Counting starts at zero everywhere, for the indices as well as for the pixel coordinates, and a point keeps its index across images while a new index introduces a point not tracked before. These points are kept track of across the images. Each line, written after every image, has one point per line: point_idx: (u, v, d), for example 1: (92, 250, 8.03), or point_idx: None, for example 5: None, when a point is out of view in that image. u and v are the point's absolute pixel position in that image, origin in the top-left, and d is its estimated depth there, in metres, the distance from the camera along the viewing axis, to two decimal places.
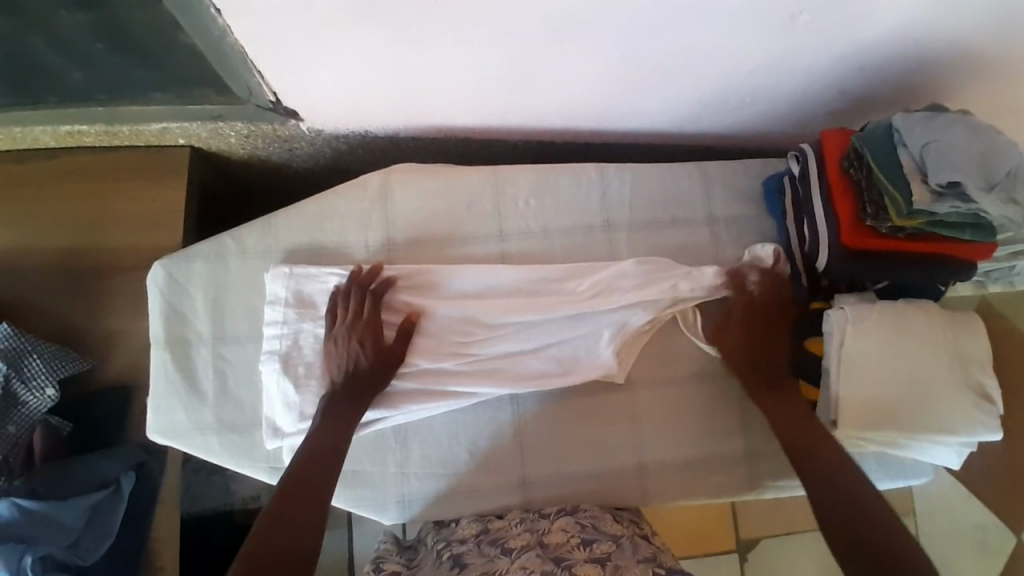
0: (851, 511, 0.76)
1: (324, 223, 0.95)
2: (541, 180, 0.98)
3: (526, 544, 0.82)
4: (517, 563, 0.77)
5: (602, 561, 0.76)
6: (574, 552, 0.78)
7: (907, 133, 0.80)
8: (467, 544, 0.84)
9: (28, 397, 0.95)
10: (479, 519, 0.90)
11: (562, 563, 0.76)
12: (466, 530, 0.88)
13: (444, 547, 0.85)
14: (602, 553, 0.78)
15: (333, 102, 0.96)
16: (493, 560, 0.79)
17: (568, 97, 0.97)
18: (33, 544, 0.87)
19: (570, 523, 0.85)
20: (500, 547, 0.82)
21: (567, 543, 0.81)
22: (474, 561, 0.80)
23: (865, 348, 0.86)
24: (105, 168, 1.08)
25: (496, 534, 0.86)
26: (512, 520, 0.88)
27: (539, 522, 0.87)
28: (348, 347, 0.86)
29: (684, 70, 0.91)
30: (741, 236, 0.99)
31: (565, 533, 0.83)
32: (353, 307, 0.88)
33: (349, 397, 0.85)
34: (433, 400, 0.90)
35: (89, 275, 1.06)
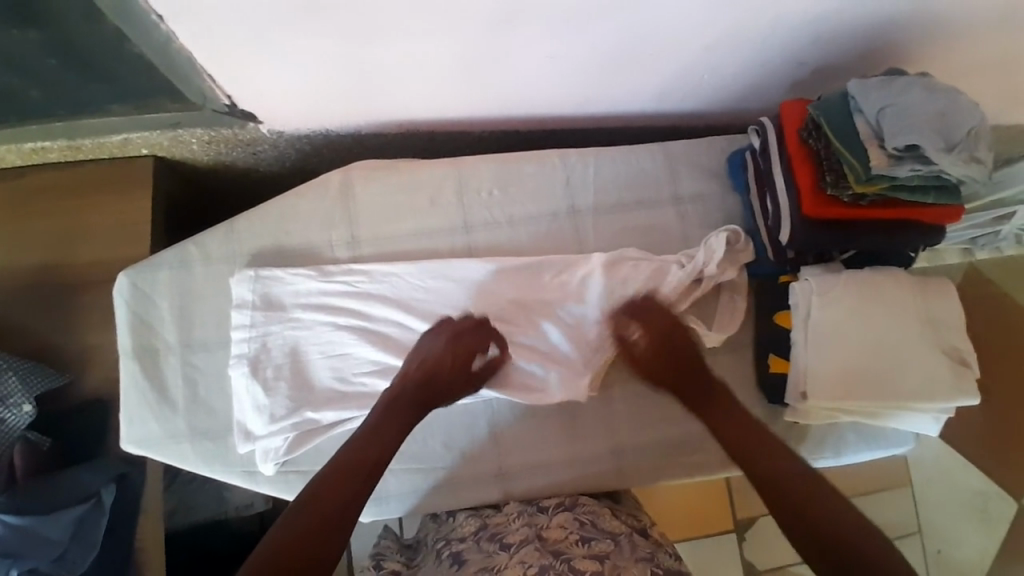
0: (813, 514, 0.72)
1: (289, 226, 0.95)
2: (504, 169, 0.97)
3: (524, 539, 0.79)
4: (515, 559, 0.74)
5: (601, 557, 0.73)
6: (573, 548, 0.75)
7: (862, 99, 0.79)
8: (466, 543, 0.83)
9: (6, 415, 0.94)
10: (476, 515, 0.89)
11: (561, 556, 0.73)
12: (465, 529, 0.86)
13: (444, 546, 0.84)
14: (602, 550, 0.75)
15: (290, 103, 0.96)
16: (491, 557, 0.78)
17: (525, 84, 0.96)
18: (20, 558, 0.87)
19: (569, 520, 0.83)
20: (499, 543, 0.80)
21: (566, 540, 0.78)
22: (474, 559, 0.79)
23: (833, 318, 0.86)
24: (70, 183, 1.08)
25: (495, 530, 0.84)
26: (510, 515, 0.87)
27: (538, 517, 0.86)
28: (432, 356, 0.85)
29: (639, 50, 0.90)
30: (710, 213, 0.98)
31: (564, 529, 0.81)
32: (456, 322, 0.88)
33: (425, 400, 0.84)
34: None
35: (60, 291, 1.06)
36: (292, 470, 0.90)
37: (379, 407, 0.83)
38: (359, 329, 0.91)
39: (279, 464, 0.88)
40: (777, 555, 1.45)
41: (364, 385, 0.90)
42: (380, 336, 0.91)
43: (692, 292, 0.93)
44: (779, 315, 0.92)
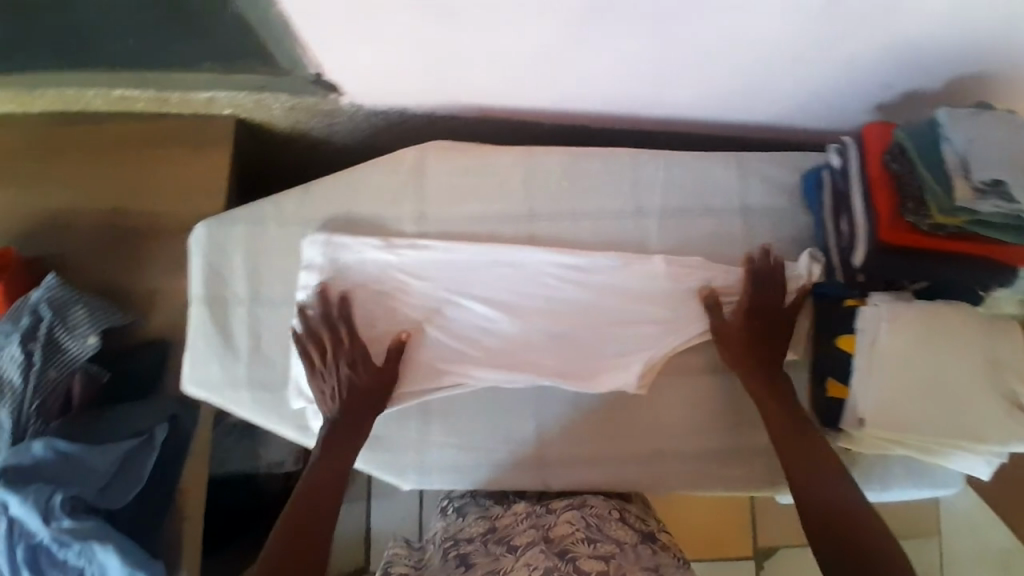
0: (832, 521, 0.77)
1: (360, 195, 0.98)
2: (573, 162, 0.99)
3: (531, 541, 0.81)
4: (520, 561, 0.77)
5: (606, 558, 0.76)
6: (578, 547, 0.79)
7: (950, 128, 0.78)
8: (473, 544, 0.85)
9: (70, 343, 1.00)
10: (486, 518, 0.90)
11: (566, 557, 0.77)
12: (472, 530, 0.89)
13: (451, 547, 0.86)
14: (606, 551, 0.78)
15: (375, 78, 0.98)
16: (498, 559, 0.80)
17: (604, 82, 0.97)
18: (62, 485, 0.91)
19: (576, 518, 0.85)
20: (506, 544, 0.82)
21: (572, 537, 0.81)
22: (480, 561, 0.81)
23: (897, 346, 0.84)
24: (154, 134, 1.13)
25: (502, 533, 0.86)
26: (517, 516, 0.88)
27: (544, 517, 0.87)
28: (345, 376, 0.88)
29: (722, 59, 0.90)
30: (777, 228, 0.97)
31: (570, 527, 0.83)
32: (331, 335, 0.89)
33: (366, 403, 0.88)
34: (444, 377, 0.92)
35: (132, 235, 1.11)
36: None
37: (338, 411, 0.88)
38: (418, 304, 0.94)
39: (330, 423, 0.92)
40: None
41: (420, 358, 0.92)
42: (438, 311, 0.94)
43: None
44: (840, 338, 0.89)
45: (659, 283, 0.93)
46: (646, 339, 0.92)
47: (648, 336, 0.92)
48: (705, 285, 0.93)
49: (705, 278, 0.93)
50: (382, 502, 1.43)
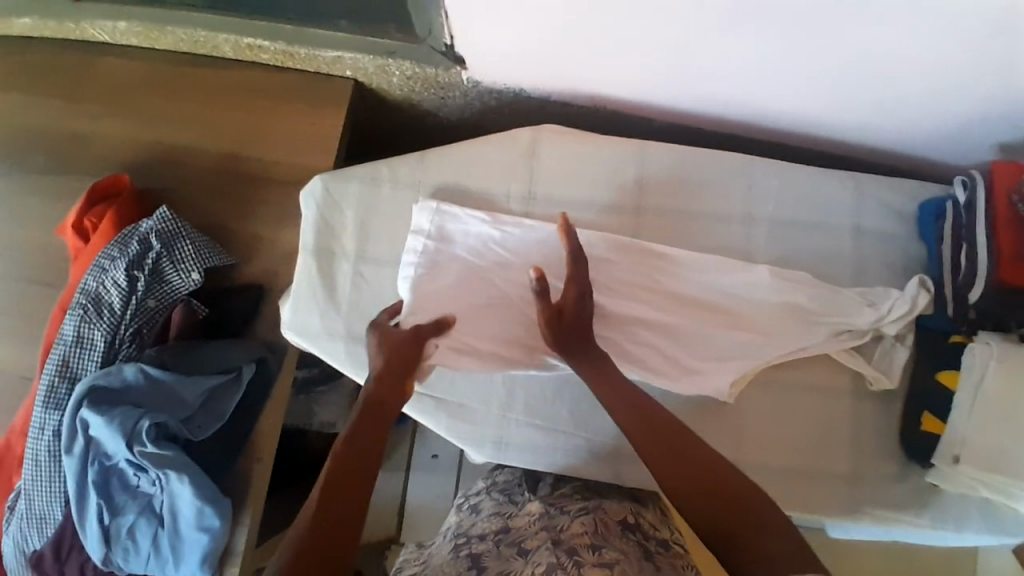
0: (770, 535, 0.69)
1: (472, 168, 0.99)
2: (686, 160, 0.99)
3: (540, 543, 0.76)
4: (530, 562, 0.72)
5: (611, 564, 0.71)
6: (584, 553, 0.73)
7: None
8: (485, 543, 0.80)
9: (174, 277, 1.04)
10: (498, 516, 0.86)
11: (571, 557, 0.72)
12: (486, 526, 0.84)
13: (463, 545, 0.81)
14: (611, 558, 0.73)
15: (501, 55, 1.01)
16: (509, 560, 0.74)
17: (727, 86, 0.98)
18: (149, 411, 0.96)
19: (588, 524, 0.80)
20: (517, 546, 0.77)
21: (581, 541, 0.76)
22: (491, 562, 0.76)
23: (1005, 384, 0.83)
24: (274, 84, 1.16)
25: (515, 534, 0.81)
26: (529, 517, 0.84)
27: (558, 517, 0.83)
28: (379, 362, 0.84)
29: (853, 76, 0.91)
30: (886, 255, 0.95)
31: (582, 529, 0.79)
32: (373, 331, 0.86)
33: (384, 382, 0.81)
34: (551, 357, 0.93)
35: (239, 179, 1.14)
36: (428, 395, 0.94)
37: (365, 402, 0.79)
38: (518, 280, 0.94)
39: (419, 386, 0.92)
40: None
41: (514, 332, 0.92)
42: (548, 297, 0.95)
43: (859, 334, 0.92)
44: (940, 373, 0.88)
45: (761, 292, 0.93)
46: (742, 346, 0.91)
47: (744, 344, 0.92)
48: (814, 302, 0.92)
49: (811, 293, 0.92)
50: (420, 476, 1.34)
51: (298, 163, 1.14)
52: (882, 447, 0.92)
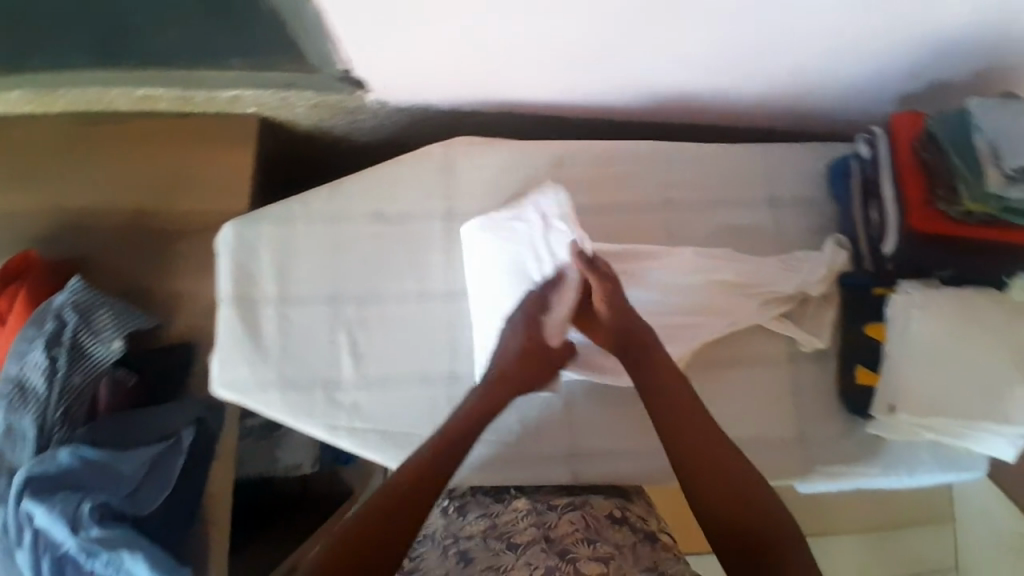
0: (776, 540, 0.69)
1: (389, 193, 0.97)
2: (602, 156, 0.99)
3: (530, 540, 0.78)
4: (522, 560, 0.74)
5: (605, 560, 0.73)
6: (578, 549, 0.75)
7: (981, 117, 0.79)
8: (473, 540, 0.80)
9: (95, 349, 0.98)
10: (486, 516, 0.85)
11: (566, 557, 0.74)
12: (473, 526, 0.83)
13: (451, 544, 0.80)
14: (605, 553, 0.75)
15: (400, 74, 0.98)
16: (498, 555, 0.77)
17: (631, 75, 0.98)
18: (89, 493, 0.91)
19: (579, 518, 0.82)
20: (506, 541, 0.79)
21: (572, 537, 0.78)
22: (480, 556, 0.77)
23: (929, 329, 0.85)
24: (176, 134, 1.12)
25: (503, 530, 0.82)
26: (517, 514, 0.84)
27: (546, 514, 0.83)
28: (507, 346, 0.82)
29: (749, 50, 0.91)
30: (805, 220, 0.97)
31: (572, 527, 0.80)
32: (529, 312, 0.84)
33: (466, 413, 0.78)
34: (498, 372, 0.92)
35: (153, 236, 1.09)
36: (372, 430, 0.91)
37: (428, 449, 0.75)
38: (444, 297, 0.96)
39: (359, 420, 0.91)
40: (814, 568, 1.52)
41: (450, 346, 0.94)
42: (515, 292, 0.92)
43: (786, 300, 0.94)
44: (869, 326, 0.90)
45: (692, 275, 0.93)
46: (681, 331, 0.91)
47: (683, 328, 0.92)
48: (742, 275, 0.93)
49: (735, 267, 0.93)
50: None
51: (212, 210, 1.10)
52: (826, 406, 0.94)
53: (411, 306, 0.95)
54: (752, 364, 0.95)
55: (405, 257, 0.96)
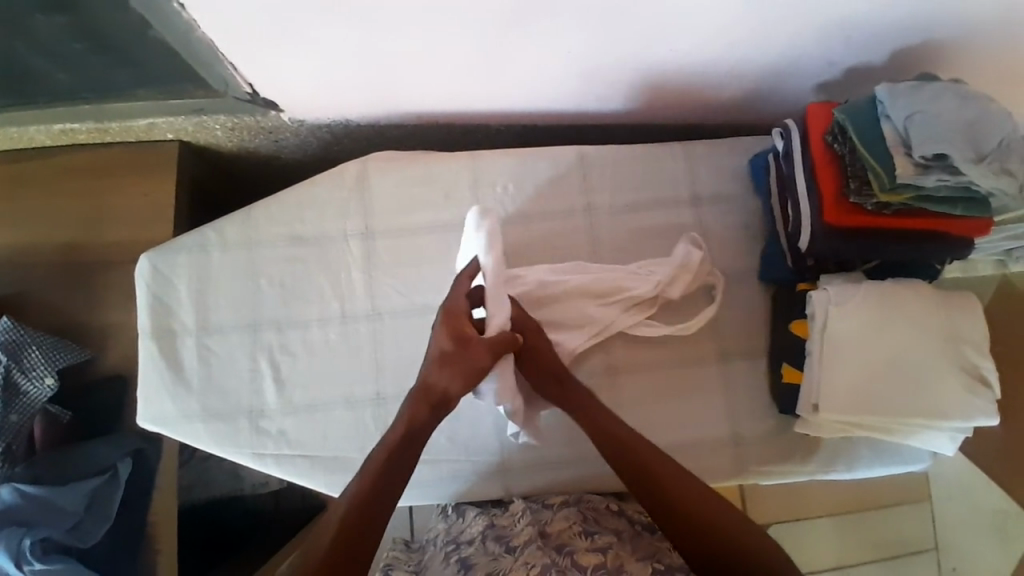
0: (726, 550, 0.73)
1: (305, 212, 0.94)
2: (519, 165, 0.97)
3: (528, 539, 0.80)
4: (519, 560, 0.75)
5: (604, 550, 0.77)
6: (575, 542, 0.80)
7: (890, 104, 0.78)
8: (473, 545, 0.83)
9: (28, 386, 0.97)
10: (484, 515, 0.88)
11: (564, 552, 0.77)
12: (473, 530, 0.86)
13: (451, 551, 0.83)
14: (604, 543, 0.79)
15: (309, 92, 0.96)
16: (497, 559, 0.78)
17: (543, 79, 0.96)
18: (33, 528, 0.90)
19: (573, 516, 0.85)
20: (505, 545, 0.80)
21: (568, 532, 0.82)
22: (480, 561, 0.79)
23: (851, 328, 0.84)
24: (99, 165, 1.10)
25: (501, 530, 0.84)
26: (516, 514, 0.87)
27: (543, 512, 0.87)
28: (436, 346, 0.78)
29: (658, 48, 0.88)
30: (724, 217, 0.97)
31: (567, 520, 0.84)
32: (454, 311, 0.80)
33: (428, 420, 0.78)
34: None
35: (83, 270, 1.09)
36: (301, 455, 0.89)
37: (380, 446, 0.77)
38: (366, 315, 0.92)
39: (287, 446, 0.89)
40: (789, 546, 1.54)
41: (374, 365, 0.91)
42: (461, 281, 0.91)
43: (650, 302, 0.93)
44: (793, 323, 0.90)
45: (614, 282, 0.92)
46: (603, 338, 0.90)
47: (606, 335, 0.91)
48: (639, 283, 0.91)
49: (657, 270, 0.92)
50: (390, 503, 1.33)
51: (142, 240, 1.09)
52: (756, 405, 0.93)
53: (334, 329, 0.92)
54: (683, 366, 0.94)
55: (322, 280, 0.93)
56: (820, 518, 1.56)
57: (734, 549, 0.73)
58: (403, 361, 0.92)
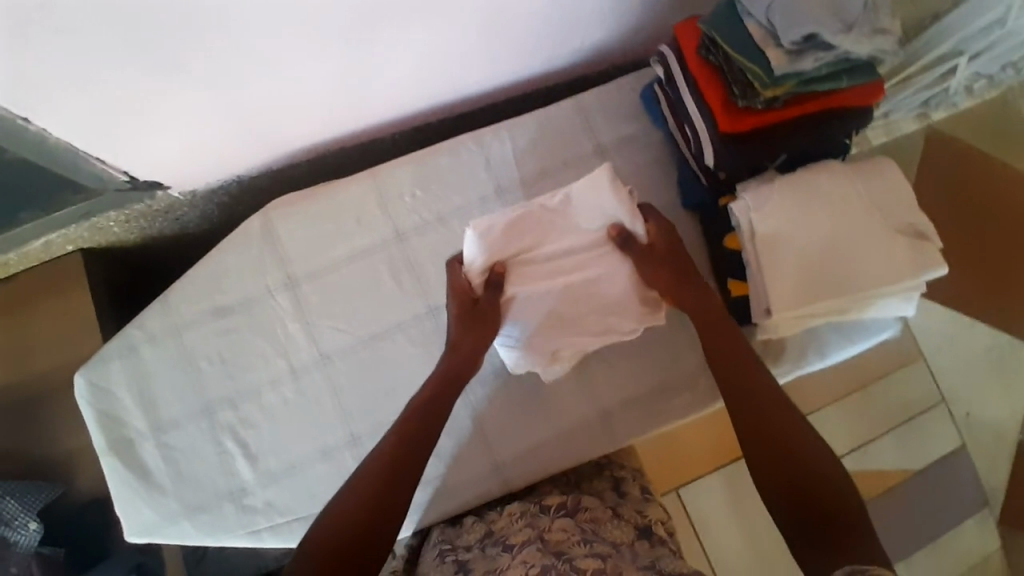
0: (804, 488, 0.72)
1: (225, 280, 0.91)
2: (420, 167, 0.95)
3: (526, 540, 0.78)
4: (517, 559, 0.73)
5: (603, 556, 0.71)
6: (574, 549, 0.73)
7: (747, 2, 0.77)
8: (471, 550, 0.82)
9: (13, 536, 0.91)
10: (484, 521, 0.88)
11: (563, 556, 0.71)
12: (471, 536, 0.86)
13: (449, 553, 0.83)
14: (603, 551, 0.73)
15: (189, 160, 0.93)
16: (495, 558, 0.77)
17: (414, 76, 0.93)
18: None
19: (571, 524, 0.80)
20: (501, 545, 0.79)
21: (567, 540, 0.76)
22: (478, 564, 0.78)
23: (776, 228, 0.84)
24: (7, 299, 1.06)
25: (498, 534, 0.83)
26: (514, 518, 0.85)
27: (540, 518, 0.83)
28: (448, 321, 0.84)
29: (517, 14, 0.87)
30: (632, 158, 0.98)
31: (565, 531, 0.78)
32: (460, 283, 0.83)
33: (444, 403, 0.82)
34: (399, 414, 0.89)
35: (26, 408, 1.05)
36: (295, 520, 0.87)
37: (394, 432, 0.80)
38: (317, 362, 0.90)
39: (279, 513, 0.87)
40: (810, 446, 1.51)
41: (341, 410, 0.89)
42: (477, 241, 0.81)
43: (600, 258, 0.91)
44: (728, 239, 0.91)
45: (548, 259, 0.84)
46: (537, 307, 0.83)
47: (542, 303, 0.83)
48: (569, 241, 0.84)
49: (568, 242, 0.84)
50: None
51: (76, 359, 1.06)
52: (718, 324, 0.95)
53: (288, 386, 0.89)
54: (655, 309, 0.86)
55: (262, 342, 0.90)
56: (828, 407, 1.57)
57: (827, 493, 0.71)
58: (367, 396, 0.89)
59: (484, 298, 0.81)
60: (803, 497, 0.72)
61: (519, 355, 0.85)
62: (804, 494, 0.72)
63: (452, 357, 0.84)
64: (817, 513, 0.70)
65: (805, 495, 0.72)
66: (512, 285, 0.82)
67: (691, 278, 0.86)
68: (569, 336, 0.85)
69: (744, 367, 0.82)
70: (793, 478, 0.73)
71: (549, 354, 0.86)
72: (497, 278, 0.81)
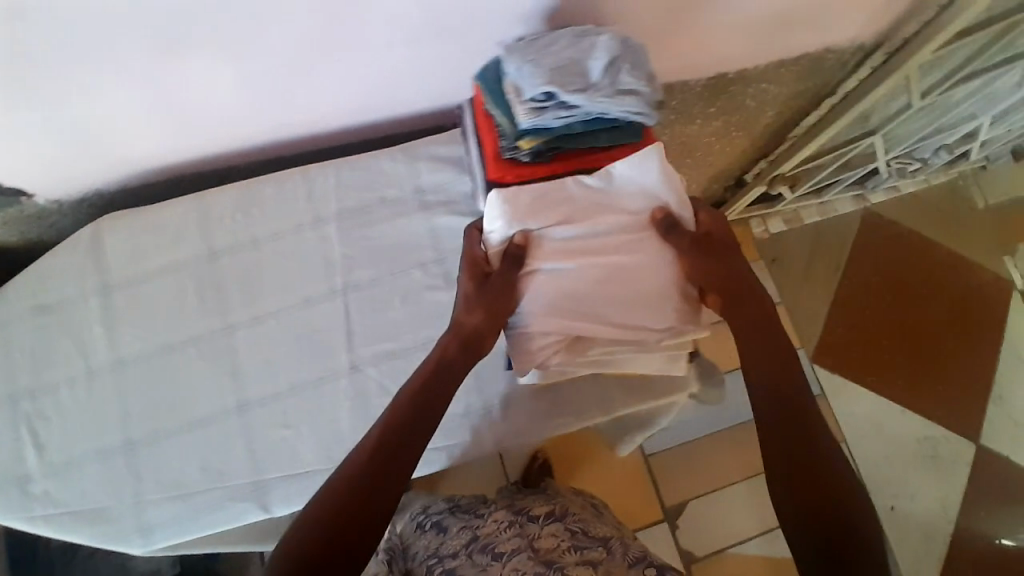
0: (822, 512, 0.70)
1: (48, 280, 0.98)
2: (244, 194, 1.01)
3: (515, 548, 0.88)
4: (509, 567, 0.83)
5: (592, 563, 0.84)
6: (564, 556, 0.85)
7: (504, 64, 0.81)
8: (458, 557, 0.91)
9: None
10: (468, 529, 0.97)
11: (553, 564, 0.83)
12: (456, 543, 0.95)
13: (436, 564, 0.92)
14: (593, 557, 0.86)
15: (48, 172, 1.02)
16: (486, 566, 0.86)
17: (252, 112, 1.01)
18: None
19: (560, 529, 0.93)
20: (491, 553, 0.89)
21: (557, 547, 0.88)
22: (468, 568, 0.87)
23: None
24: None
25: (485, 541, 0.92)
26: (499, 527, 0.95)
27: (530, 526, 0.94)
28: (461, 293, 0.80)
29: (336, 60, 0.94)
30: (447, 202, 1.02)
31: (555, 537, 0.91)
32: (478, 254, 0.82)
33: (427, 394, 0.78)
34: (180, 425, 0.93)
35: None
36: (65, 512, 0.92)
37: (381, 421, 0.76)
38: (113, 365, 0.95)
39: (49, 505, 0.91)
40: (715, 531, 1.53)
41: (128, 413, 0.94)
42: (502, 206, 0.81)
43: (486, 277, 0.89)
44: None
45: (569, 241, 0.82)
46: (563, 288, 0.81)
47: (564, 286, 0.81)
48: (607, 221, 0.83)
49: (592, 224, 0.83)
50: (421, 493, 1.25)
51: None
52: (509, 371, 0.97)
53: (83, 384, 0.95)
54: (666, 302, 0.84)
55: (70, 341, 0.96)
56: (736, 484, 1.57)
57: (846, 518, 0.70)
58: (154, 402, 0.94)
59: (497, 271, 0.80)
60: (826, 525, 0.70)
61: (524, 339, 0.82)
62: (831, 515, 0.70)
63: (450, 347, 0.80)
64: (842, 542, 0.68)
65: (842, 519, 0.70)
66: (535, 259, 0.81)
67: (728, 276, 0.83)
68: (584, 322, 0.82)
69: (782, 374, 0.79)
70: (824, 502, 0.71)
71: (562, 341, 0.83)
72: (518, 250, 0.80)
